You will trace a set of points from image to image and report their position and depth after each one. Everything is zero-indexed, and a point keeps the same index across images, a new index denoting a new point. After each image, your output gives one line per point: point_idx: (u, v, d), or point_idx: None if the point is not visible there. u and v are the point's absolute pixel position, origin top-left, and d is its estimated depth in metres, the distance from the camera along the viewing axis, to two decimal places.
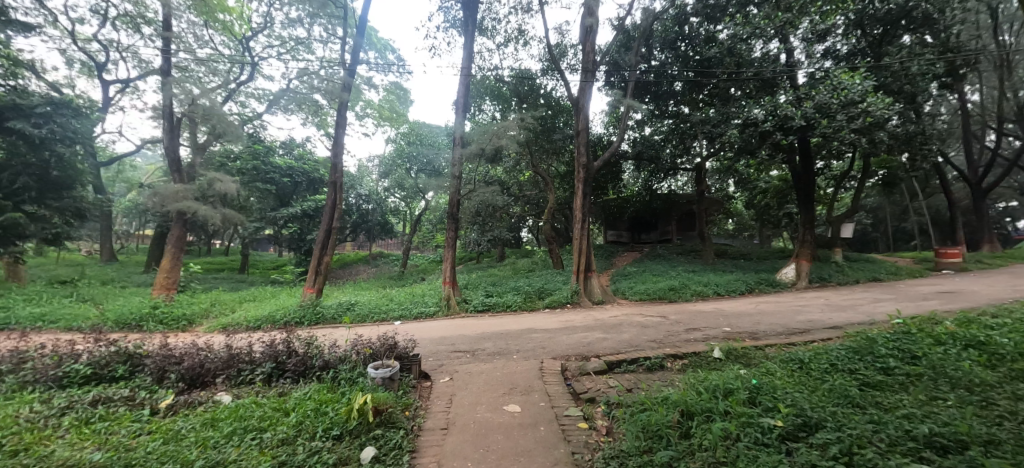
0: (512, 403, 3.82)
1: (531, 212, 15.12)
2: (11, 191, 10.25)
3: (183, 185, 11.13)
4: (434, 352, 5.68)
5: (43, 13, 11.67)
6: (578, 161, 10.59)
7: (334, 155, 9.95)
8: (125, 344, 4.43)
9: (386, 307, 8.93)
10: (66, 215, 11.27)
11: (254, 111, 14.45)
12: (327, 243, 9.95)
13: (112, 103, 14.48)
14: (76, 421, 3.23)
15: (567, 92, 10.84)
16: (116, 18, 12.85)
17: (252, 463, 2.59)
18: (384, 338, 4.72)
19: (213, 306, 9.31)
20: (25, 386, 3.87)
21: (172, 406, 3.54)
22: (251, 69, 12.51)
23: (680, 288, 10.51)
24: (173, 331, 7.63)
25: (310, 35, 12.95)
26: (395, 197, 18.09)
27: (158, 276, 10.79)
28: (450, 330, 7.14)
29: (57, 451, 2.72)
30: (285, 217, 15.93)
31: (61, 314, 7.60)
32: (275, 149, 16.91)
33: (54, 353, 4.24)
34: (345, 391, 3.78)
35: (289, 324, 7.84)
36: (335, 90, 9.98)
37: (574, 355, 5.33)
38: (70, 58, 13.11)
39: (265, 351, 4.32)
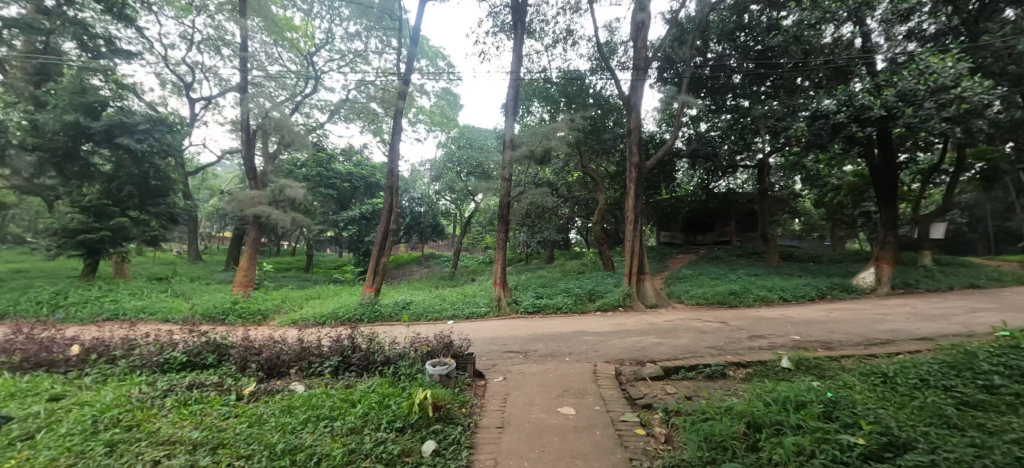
0: (566, 405, 3.81)
1: (581, 212, 14.97)
2: (118, 198, 11.73)
3: (257, 191, 12.14)
4: (487, 351, 5.79)
5: (142, 41, 13.29)
6: (630, 160, 10.34)
7: (390, 161, 10.42)
8: (214, 336, 4.90)
9: (440, 307, 9.21)
10: (161, 219, 12.66)
11: (317, 121, 15.47)
12: (384, 244, 10.44)
13: (198, 118, 16.10)
14: (176, 402, 3.63)
15: (618, 91, 10.64)
16: (200, 42, 14.32)
17: (325, 449, 2.79)
18: (441, 336, 4.88)
19: (283, 302, 10.08)
20: (134, 370, 4.42)
21: (254, 392, 3.88)
22: (314, 82, 13.42)
23: (742, 292, 9.93)
24: (249, 324, 8.35)
25: (367, 47, 13.69)
26: (446, 199, 18.59)
27: (237, 274, 11.82)
28: (502, 330, 7.24)
29: (162, 427, 3.07)
30: (345, 220, 16.93)
31: (157, 307, 8.56)
32: (336, 156, 18.00)
33: (154, 342, 4.78)
34: (405, 387, 3.95)
35: (350, 321, 8.29)
36: (391, 98, 10.45)
37: (628, 359, 5.20)
38: (164, 80, 14.74)
39: (332, 345, 4.61)
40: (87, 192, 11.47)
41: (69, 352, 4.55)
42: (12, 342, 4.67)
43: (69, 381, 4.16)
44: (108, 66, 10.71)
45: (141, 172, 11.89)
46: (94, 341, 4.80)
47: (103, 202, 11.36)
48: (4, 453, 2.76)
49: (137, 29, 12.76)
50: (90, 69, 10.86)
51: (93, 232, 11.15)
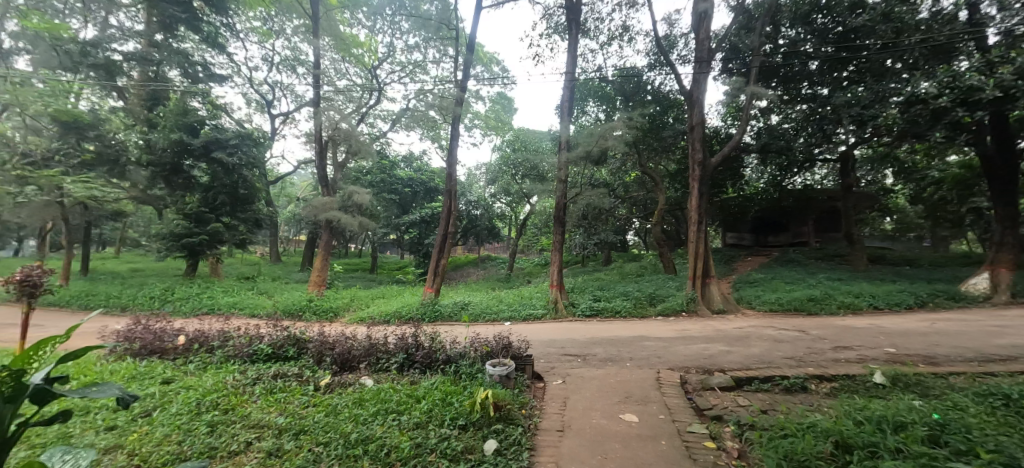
0: (629, 412, 3.69)
1: (639, 213, 14.50)
2: (213, 206, 13.15)
3: (329, 197, 13.05)
4: (545, 354, 5.77)
5: (232, 65, 14.84)
6: (693, 158, 9.87)
7: (449, 166, 10.77)
8: (293, 330, 5.33)
9: (497, 308, 9.33)
10: (248, 224, 14.00)
11: (381, 130, 16.35)
12: (444, 246, 10.78)
13: (277, 132, 17.65)
14: (263, 390, 3.99)
15: (679, 86, 10.20)
16: (279, 63, 15.71)
17: (394, 441, 2.93)
18: (501, 337, 4.94)
19: (352, 301, 10.74)
20: (229, 359, 4.92)
21: (329, 384, 4.16)
22: (378, 93, 14.20)
23: (823, 298, 9.09)
24: (323, 320, 9.00)
25: (426, 57, 14.27)
26: (501, 202, 18.81)
27: (312, 274, 12.76)
28: (560, 333, 7.19)
29: (253, 412, 3.39)
30: (406, 223, 17.75)
31: (246, 304, 9.48)
32: (398, 163, 18.89)
33: (243, 334, 5.29)
34: (466, 385, 4.05)
35: (412, 320, 8.63)
36: (449, 105, 10.82)
37: (695, 367, 4.95)
38: (248, 99, 16.29)
39: (398, 343, 4.84)
40: (189, 200, 12.98)
41: (176, 341, 5.17)
42: (132, 331, 5.39)
43: (177, 366, 4.72)
44: (205, 89, 12.06)
45: (232, 182, 13.24)
46: (196, 332, 5.41)
47: (201, 209, 12.79)
48: (129, 426, 3.18)
49: (228, 54, 14.26)
50: (191, 92, 12.30)
51: (194, 236, 12.61)
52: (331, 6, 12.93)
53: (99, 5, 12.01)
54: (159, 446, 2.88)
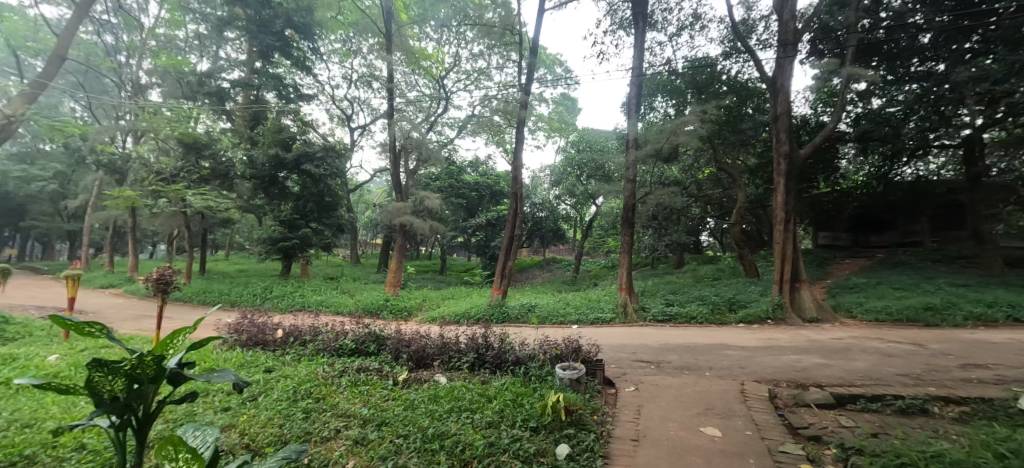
0: (710, 425, 3.46)
1: (716, 212, 13.59)
2: (303, 212, 14.48)
3: (402, 202, 13.79)
4: (616, 359, 5.60)
5: (317, 84, 16.25)
6: (778, 150, 9.10)
7: (514, 170, 10.89)
8: (373, 328, 5.68)
9: (565, 311, 9.25)
10: (332, 229, 15.24)
11: (448, 137, 16.98)
12: (510, 249, 10.90)
13: (356, 144, 19.02)
14: (349, 382, 4.29)
15: (759, 73, 9.43)
16: (357, 79, 16.92)
17: (468, 439, 3.00)
18: (570, 340, 4.90)
19: (424, 301, 11.25)
20: (319, 351, 5.38)
21: (406, 379, 4.37)
22: (445, 102, 14.77)
23: (944, 308, 7.87)
24: (398, 319, 9.52)
25: (490, 64, 14.58)
26: (566, 204, 18.66)
27: (388, 275, 13.54)
28: (631, 338, 6.96)
29: (341, 402, 3.67)
30: (474, 226, 18.26)
31: (331, 302, 10.30)
32: (465, 168, 19.48)
33: (330, 330, 5.76)
34: (537, 388, 4.06)
35: (481, 320, 8.83)
36: (513, 110, 10.94)
37: (786, 381, 4.52)
38: (331, 115, 17.73)
39: (469, 342, 4.97)
40: (284, 208, 14.42)
41: (276, 334, 5.76)
42: (240, 324, 6.09)
43: (276, 357, 5.25)
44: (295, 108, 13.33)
45: (318, 191, 14.48)
46: (291, 327, 5.98)
47: (293, 216, 14.13)
48: (240, 408, 3.58)
49: (314, 75, 15.64)
50: (284, 112, 13.66)
51: (288, 240, 14.00)
52: (402, 22, 13.71)
53: (212, 40, 13.79)
54: (263, 427, 3.20)
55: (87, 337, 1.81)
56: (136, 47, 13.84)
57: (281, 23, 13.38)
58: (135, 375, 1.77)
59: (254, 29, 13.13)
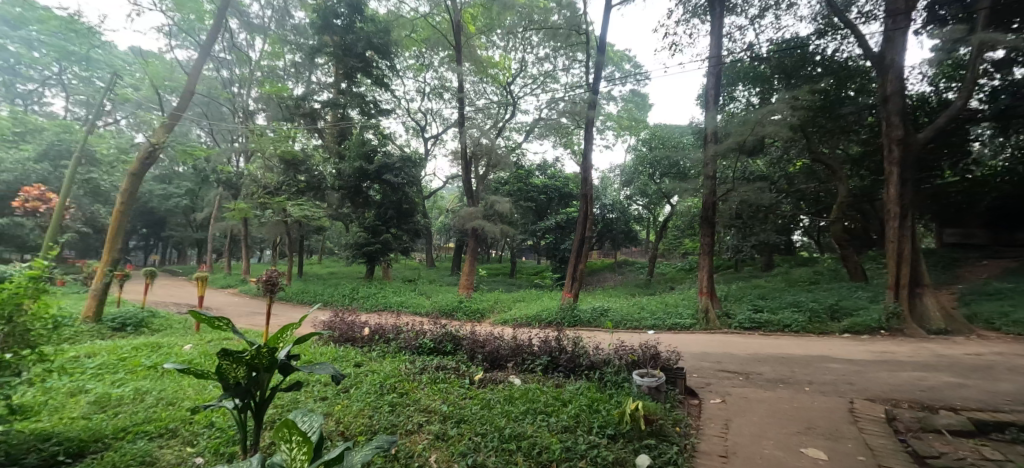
0: (813, 446, 3.12)
1: (811, 209, 12.28)
2: (385, 219, 15.50)
3: (474, 207, 14.19)
4: (699, 368, 5.28)
5: (395, 99, 17.35)
6: (889, 135, 8.01)
7: (584, 171, 10.74)
8: (450, 328, 5.90)
9: (640, 315, 8.91)
10: (410, 234, 16.12)
11: (516, 142, 17.22)
12: (581, 251, 10.74)
13: (430, 153, 19.98)
14: (429, 379, 4.49)
15: (862, 50, 8.39)
16: (430, 91, 17.78)
17: (545, 441, 3.00)
18: (647, 346, 4.70)
19: (496, 303, 11.47)
20: (401, 349, 5.71)
21: (482, 379, 4.48)
22: (512, 108, 15.01)
23: None
24: (472, 320, 9.81)
25: (556, 66, 14.57)
26: (638, 204, 18.02)
27: (461, 278, 13.92)
28: (714, 346, 6.51)
29: (422, 398, 3.86)
30: (543, 229, 18.26)
31: (410, 303, 10.89)
32: (534, 171, 19.61)
33: (410, 329, 6.09)
34: (613, 394, 3.95)
35: (553, 324, 8.79)
36: (582, 110, 10.78)
37: (907, 401, 3.95)
38: (407, 126, 18.82)
39: (542, 345, 4.97)
40: (367, 215, 15.54)
41: (363, 332, 6.22)
42: (333, 323, 6.66)
43: (364, 353, 5.67)
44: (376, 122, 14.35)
45: (397, 198, 15.41)
46: (376, 326, 6.41)
47: (376, 223, 15.20)
48: (335, 398, 3.92)
49: (392, 90, 16.74)
50: (367, 127, 14.76)
51: (372, 245, 15.07)
52: (471, 33, 14.17)
53: (306, 67, 15.31)
54: (355, 417, 3.46)
55: (216, 329, 2.12)
56: (246, 78, 15.82)
57: (363, 45, 14.33)
58: (253, 363, 2.03)
59: (341, 53, 14.23)
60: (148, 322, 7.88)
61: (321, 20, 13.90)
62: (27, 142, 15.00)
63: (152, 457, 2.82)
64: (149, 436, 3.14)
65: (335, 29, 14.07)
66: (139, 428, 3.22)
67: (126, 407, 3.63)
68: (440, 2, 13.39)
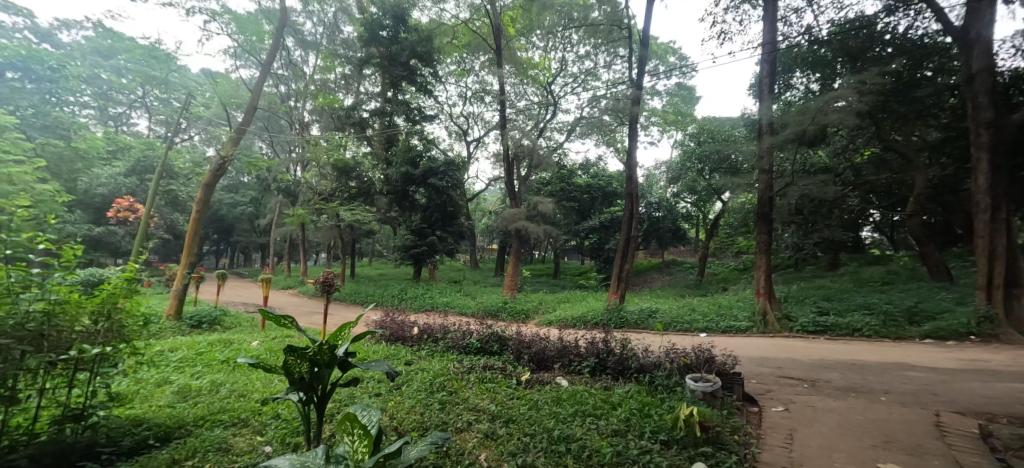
0: (892, 462, 2.86)
1: (883, 203, 11.28)
2: (430, 222, 15.91)
3: (516, 209, 14.21)
4: (758, 373, 4.99)
5: (438, 105, 17.75)
6: (976, 118, 7.20)
7: (628, 169, 10.47)
8: (496, 328, 5.95)
9: (691, 317, 8.57)
10: (455, 236, 16.44)
11: (558, 141, 17.12)
12: (627, 251, 10.48)
13: (472, 156, 20.27)
14: (477, 378, 4.55)
15: (941, 26, 7.59)
16: (471, 95, 18.04)
17: (594, 445, 2.96)
18: (701, 349, 4.50)
19: (541, 304, 11.44)
20: (449, 349, 5.82)
21: (528, 380, 4.47)
22: (553, 108, 14.93)
23: None
24: (517, 321, 9.85)
25: (598, 64, 14.33)
26: (686, 202, 17.32)
27: (506, 279, 13.98)
28: (775, 351, 6.13)
29: (470, 397, 3.92)
30: (587, 229, 18.00)
31: (456, 304, 11.09)
32: (577, 171, 19.38)
33: (457, 329, 6.19)
34: (665, 399, 3.82)
35: (599, 325, 8.63)
36: (625, 107, 10.52)
37: (1005, 416, 3.53)
38: (449, 131, 19.23)
39: (588, 347, 4.90)
40: (413, 218, 16.00)
41: (412, 332, 6.40)
42: (384, 322, 6.91)
43: (414, 351, 5.84)
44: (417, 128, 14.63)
45: (442, 202, 15.76)
46: (424, 325, 6.58)
47: (422, 226, 15.65)
48: (388, 395, 4.06)
49: (435, 96, 17.13)
50: (412, 133, 15.17)
51: (419, 247, 15.52)
52: (511, 36, 14.22)
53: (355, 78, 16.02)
54: (408, 413, 3.57)
55: (282, 327, 2.29)
56: (301, 92, 16.78)
57: (407, 54, 14.68)
58: (315, 359, 2.17)
59: (387, 63, 14.71)
60: (220, 320, 8.56)
61: (369, 33, 14.43)
62: (118, 159, 16.78)
63: (227, 445, 3.06)
64: (224, 424, 3.41)
65: (381, 40, 14.56)
66: (215, 417, 3.49)
67: (204, 398, 3.96)
68: (480, 7, 13.55)
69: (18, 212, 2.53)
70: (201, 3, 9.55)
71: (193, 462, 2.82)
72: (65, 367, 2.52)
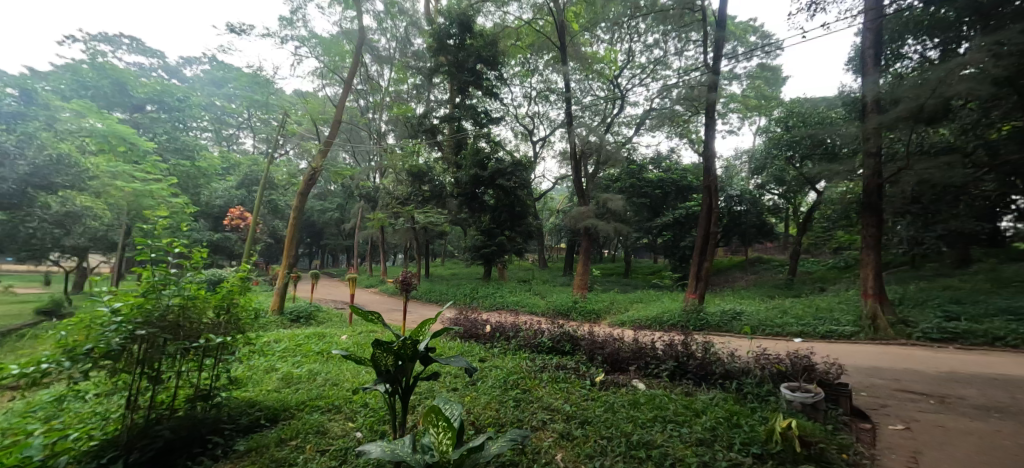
0: None
1: None
2: (500, 222, 16.19)
3: (584, 207, 13.93)
4: (869, 385, 4.42)
5: (504, 106, 17.99)
6: None
7: (705, 161, 9.82)
8: (567, 328, 5.88)
9: (784, 320, 7.83)
10: (523, 236, 16.61)
11: (626, 136, 16.58)
12: (706, 249, 9.84)
13: (539, 155, 20.30)
14: (550, 378, 4.52)
15: None
16: (537, 94, 18.05)
17: (678, 453, 2.81)
18: (797, 355, 4.09)
19: (612, 304, 11.15)
20: (521, 347, 5.86)
21: (603, 381, 4.35)
22: (621, 101, 14.46)
23: None
24: (588, 320, 9.69)
25: (668, 51, 13.63)
26: (773, 194, 15.86)
27: (575, 278, 13.77)
28: (889, 360, 5.40)
29: (544, 396, 3.91)
30: (659, 226, 17.21)
31: (527, 302, 11.16)
32: (647, 166, 18.59)
33: (529, 328, 6.22)
34: (756, 409, 3.53)
35: (676, 327, 8.19)
36: (700, 94, 9.88)
37: None
38: (515, 132, 19.43)
39: (666, 349, 4.66)
40: (483, 219, 16.41)
41: (485, 329, 6.55)
42: (458, 320, 7.15)
43: (487, 349, 5.97)
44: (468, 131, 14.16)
45: (511, 202, 15.96)
46: (496, 324, 6.70)
47: (492, 226, 16.00)
48: (465, 390, 4.18)
49: (501, 98, 17.36)
50: (480, 136, 15.42)
51: (490, 247, 15.89)
52: (575, 31, 13.96)
53: (425, 87, 16.78)
54: (484, 409, 3.65)
55: (369, 322, 2.47)
56: (378, 103, 17.92)
57: (474, 60, 14.98)
58: (400, 353, 2.31)
59: (455, 70, 15.16)
60: (314, 315, 9.43)
61: (437, 43, 14.88)
62: (231, 174, 19.14)
63: (324, 428, 3.35)
64: (321, 409, 3.74)
65: (448, 49, 15.00)
66: (313, 403, 3.85)
67: (303, 385, 4.37)
68: (543, 6, 13.46)
69: (160, 221, 2.95)
70: (292, 31, 10.56)
71: (296, 442, 3.13)
72: (196, 352, 2.94)
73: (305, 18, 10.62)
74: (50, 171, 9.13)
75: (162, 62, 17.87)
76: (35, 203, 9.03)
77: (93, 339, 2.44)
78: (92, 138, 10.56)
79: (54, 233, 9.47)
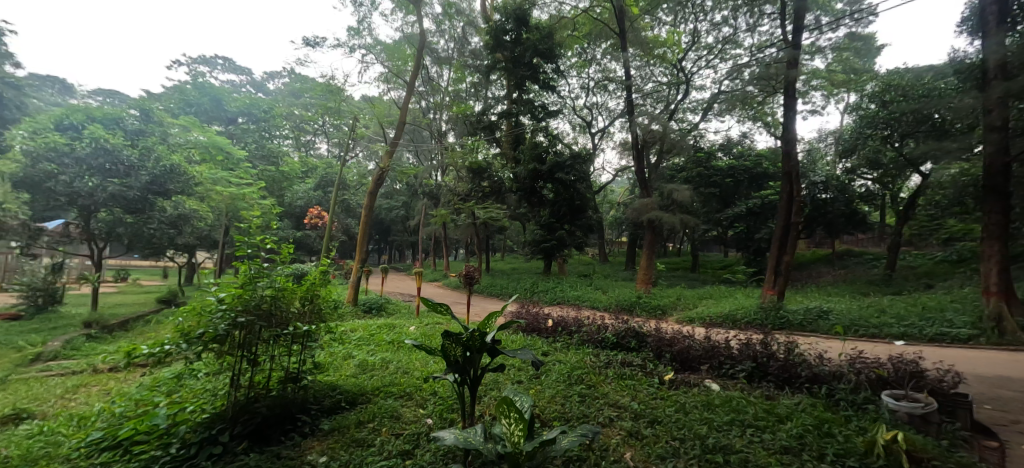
0: None
1: None
2: (560, 217, 16.09)
3: (648, 199, 13.30)
4: (994, 396, 3.83)
5: (562, 98, 17.74)
6: None
7: (784, 144, 9.02)
8: (632, 323, 5.68)
9: (881, 319, 7.03)
10: (584, 229, 16.37)
11: (691, 123, 15.70)
12: (786, 240, 9.07)
13: (598, 146, 19.83)
14: (615, 374, 4.40)
15: None
16: (595, 84, 17.59)
17: (759, 461, 2.62)
18: (902, 359, 3.63)
19: (679, 299, 10.66)
20: (584, 343, 5.77)
21: (673, 380, 4.15)
22: (685, 86, 13.74)
23: None
24: (653, 315, 9.37)
25: (737, 29, 12.70)
26: (864, 179, 14.24)
27: (639, 273, 13.18)
28: (1019, 368, 4.65)
29: (611, 392, 3.82)
30: (730, 218, 16.14)
31: (588, 297, 11.00)
32: (716, 153, 17.44)
33: (592, 323, 6.10)
34: (853, 417, 3.20)
35: (753, 325, 7.63)
36: (778, 72, 9.07)
37: None
38: (573, 124, 19.11)
39: (743, 348, 4.34)
40: (543, 214, 16.41)
41: (547, 324, 6.53)
42: (521, 315, 7.21)
43: (550, 343, 5.97)
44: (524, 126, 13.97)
45: (571, 196, 15.74)
46: (558, 318, 6.67)
47: (551, 221, 15.99)
48: (530, 382, 4.21)
49: (558, 90, 17.11)
50: (537, 130, 15.36)
51: (550, 242, 15.85)
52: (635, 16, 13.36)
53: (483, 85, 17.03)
54: (549, 402, 3.67)
55: (439, 314, 2.58)
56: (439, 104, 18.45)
57: (530, 54, 14.88)
58: (468, 344, 2.38)
59: (512, 66, 15.17)
60: (385, 306, 10.00)
61: (494, 39, 14.94)
62: (309, 177, 20.73)
63: (398, 413, 3.53)
64: (394, 395, 3.95)
65: (505, 45, 15.01)
66: (387, 389, 4.07)
67: (376, 372, 4.64)
68: None
69: (253, 221, 3.25)
70: (359, 40, 11.17)
71: (374, 424, 3.33)
72: (286, 339, 3.21)
73: (370, 27, 11.19)
74: (165, 179, 10.42)
75: (249, 78, 19.76)
76: (154, 207, 10.11)
77: (204, 325, 2.75)
78: (196, 150, 12.20)
79: (169, 233, 10.63)
